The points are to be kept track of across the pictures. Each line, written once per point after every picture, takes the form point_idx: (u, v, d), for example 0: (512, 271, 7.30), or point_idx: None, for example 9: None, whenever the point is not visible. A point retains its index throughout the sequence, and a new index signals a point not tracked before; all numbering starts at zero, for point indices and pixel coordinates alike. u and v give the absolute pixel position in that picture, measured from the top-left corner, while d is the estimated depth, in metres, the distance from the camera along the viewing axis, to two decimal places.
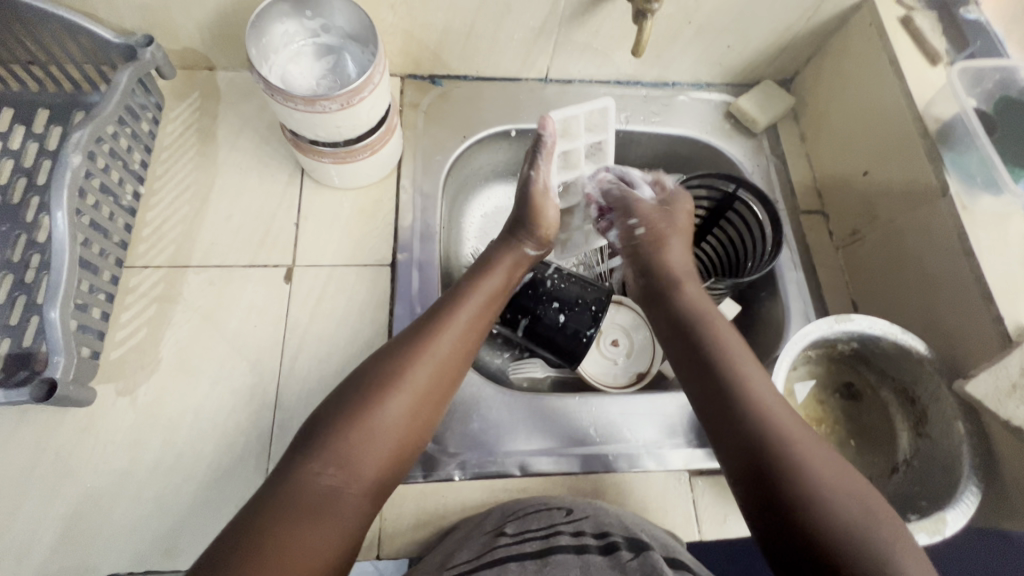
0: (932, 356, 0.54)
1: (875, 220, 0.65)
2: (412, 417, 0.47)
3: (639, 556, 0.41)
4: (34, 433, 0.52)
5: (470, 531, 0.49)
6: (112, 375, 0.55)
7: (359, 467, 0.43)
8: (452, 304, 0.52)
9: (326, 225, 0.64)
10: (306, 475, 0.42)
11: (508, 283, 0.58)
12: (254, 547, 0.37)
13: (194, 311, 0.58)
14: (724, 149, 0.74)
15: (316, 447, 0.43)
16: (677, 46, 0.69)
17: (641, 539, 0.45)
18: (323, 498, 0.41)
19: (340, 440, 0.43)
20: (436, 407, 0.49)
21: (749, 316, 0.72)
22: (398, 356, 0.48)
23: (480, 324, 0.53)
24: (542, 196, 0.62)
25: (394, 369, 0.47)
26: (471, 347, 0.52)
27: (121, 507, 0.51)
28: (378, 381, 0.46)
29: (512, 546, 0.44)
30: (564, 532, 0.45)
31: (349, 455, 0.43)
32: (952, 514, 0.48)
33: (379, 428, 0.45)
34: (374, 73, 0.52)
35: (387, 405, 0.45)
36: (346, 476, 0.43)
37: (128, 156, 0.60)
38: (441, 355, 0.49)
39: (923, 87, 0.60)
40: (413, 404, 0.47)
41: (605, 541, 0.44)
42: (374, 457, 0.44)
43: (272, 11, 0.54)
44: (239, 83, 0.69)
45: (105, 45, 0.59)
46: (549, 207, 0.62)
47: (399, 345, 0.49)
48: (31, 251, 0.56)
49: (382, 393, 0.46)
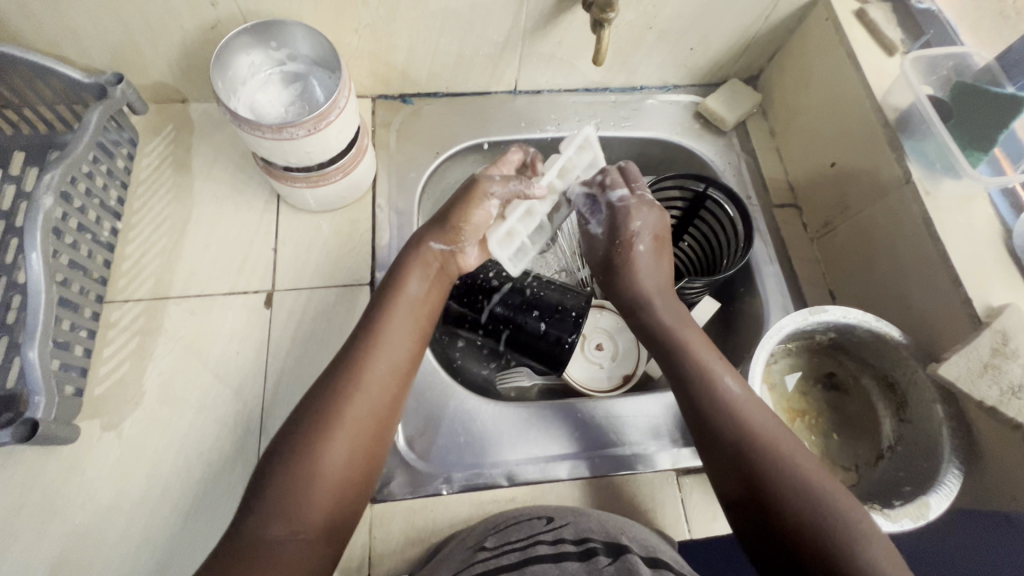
0: (906, 341, 0.55)
1: (845, 210, 0.66)
2: (354, 452, 0.46)
3: (617, 562, 0.43)
4: (20, 473, 0.53)
5: (452, 548, 0.48)
6: (97, 412, 0.55)
7: (306, 513, 0.43)
8: (374, 335, 0.51)
9: (303, 248, 0.65)
10: (254, 533, 0.41)
11: (431, 302, 0.56)
12: None
13: (176, 342, 0.59)
14: (695, 149, 0.75)
15: (260, 503, 0.43)
16: (641, 52, 0.71)
17: (621, 543, 0.46)
18: (274, 552, 0.41)
19: (283, 492, 0.43)
20: (377, 435, 0.48)
21: (729, 312, 0.72)
22: (329, 398, 0.47)
23: (408, 345, 0.52)
24: (479, 198, 0.56)
25: (327, 408, 0.46)
26: (404, 373, 0.51)
27: (110, 541, 0.51)
28: (309, 427, 0.45)
29: (490, 560, 0.44)
30: (543, 541, 0.46)
31: (294, 503, 0.43)
32: (935, 498, 0.48)
33: (320, 470, 0.44)
34: (339, 97, 0.53)
35: (327, 446, 0.45)
36: (294, 523, 0.42)
37: (104, 193, 0.61)
38: (374, 385, 0.49)
39: (881, 77, 0.62)
40: (353, 438, 0.46)
41: (584, 547, 0.45)
42: (320, 496, 0.44)
43: (236, 43, 0.55)
44: (212, 114, 0.70)
45: (76, 86, 0.61)
46: (478, 211, 0.56)
47: (325, 385, 0.48)
48: (12, 292, 0.57)
49: (317, 438, 0.45)
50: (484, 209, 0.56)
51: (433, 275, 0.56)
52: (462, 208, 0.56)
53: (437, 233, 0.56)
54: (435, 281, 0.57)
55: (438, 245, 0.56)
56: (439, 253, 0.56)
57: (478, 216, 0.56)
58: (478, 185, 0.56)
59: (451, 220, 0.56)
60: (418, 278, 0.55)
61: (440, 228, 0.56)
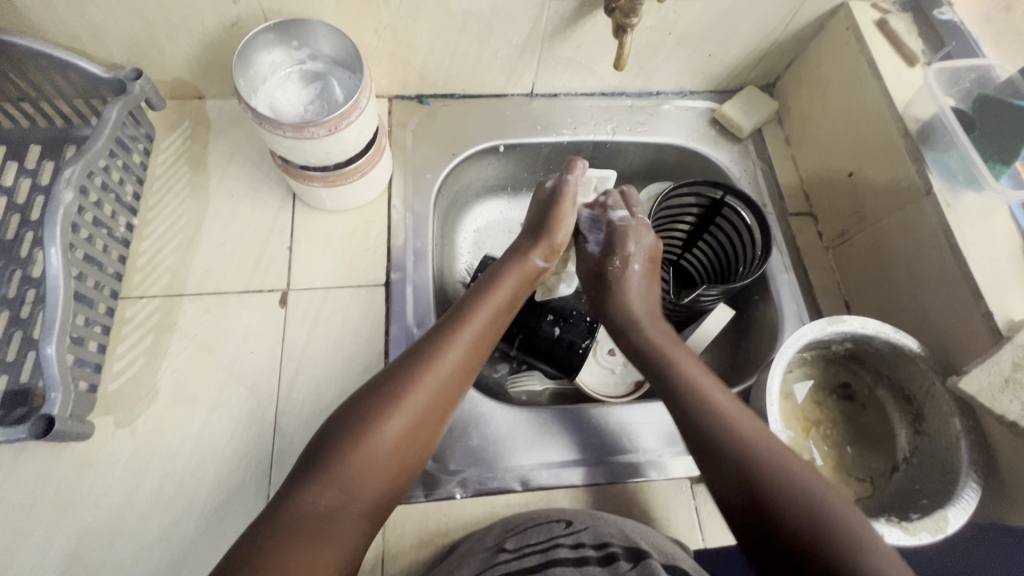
0: (925, 354, 0.54)
1: (861, 220, 0.66)
2: (413, 436, 0.47)
3: (638, 565, 0.43)
4: (31, 469, 0.52)
5: (470, 547, 0.48)
6: (110, 408, 0.55)
7: (358, 489, 0.44)
8: (455, 323, 0.52)
9: (319, 247, 0.65)
10: (308, 499, 0.42)
11: (512, 302, 0.57)
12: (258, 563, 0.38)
13: (191, 340, 0.59)
14: (711, 156, 0.75)
15: (318, 470, 0.43)
16: (660, 57, 0.71)
17: (640, 547, 0.46)
18: (323, 520, 0.42)
19: (342, 461, 0.44)
20: (435, 426, 0.49)
21: (743, 319, 0.72)
22: (405, 371, 0.48)
23: (483, 342, 0.53)
24: (568, 201, 0.61)
25: (399, 383, 0.48)
26: (473, 366, 0.52)
27: (123, 539, 0.51)
28: (380, 399, 0.47)
29: (511, 562, 0.45)
30: (563, 545, 0.47)
31: (350, 475, 0.44)
32: (953, 511, 0.48)
33: (379, 444, 0.45)
34: (360, 98, 0.53)
35: (391, 420, 0.46)
36: (347, 494, 0.43)
37: (120, 189, 0.60)
38: (444, 372, 0.49)
39: (902, 87, 0.62)
40: (416, 420, 0.47)
41: (605, 552, 0.46)
42: (376, 471, 0.45)
43: (258, 40, 0.55)
44: (228, 111, 0.70)
45: (95, 80, 0.61)
46: (567, 215, 0.62)
47: (403, 361, 0.50)
48: (26, 287, 0.57)
49: (386, 410, 0.46)
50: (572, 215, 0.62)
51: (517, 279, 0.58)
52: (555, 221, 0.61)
53: (543, 250, 0.61)
54: (521, 288, 0.58)
55: (540, 261, 0.60)
56: (539, 266, 0.60)
57: (567, 220, 0.61)
58: (565, 190, 0.61)
59: (552, 228, 0.61)
60: (500, 284, 0.57)
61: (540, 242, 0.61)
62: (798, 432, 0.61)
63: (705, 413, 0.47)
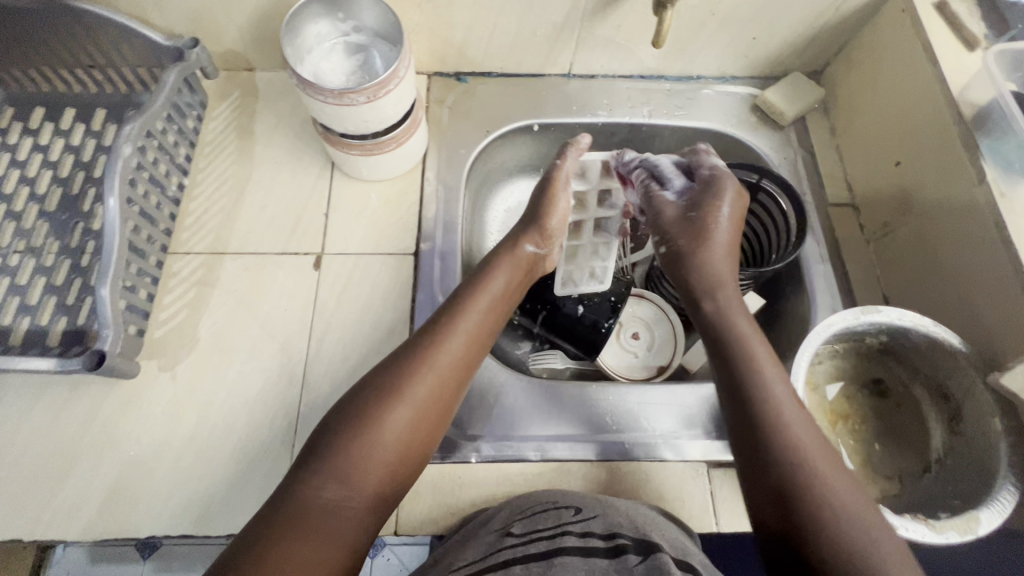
0: (967, 350, 0.52)
1: (906, 211, 0.63)
2: (415, 428, 0.47)
3: (646, 561, 0.42)
4: (82, 403, 0.57)
5: (478, 528, 0.49)
6: (155, 353, 0.59)
7: (360, 483, 0.44)
8: (451, 314, 0.53)
9: (353, 215, 0.67)
10: (310, 491, 0.43)
11: (512, 294, 0.58)
12: (261, 551, 0.39)
13: (230, 295, 0.62)
14: (750, 142, 0.73)
15: (319, 464, 0.44)
16: (702, 39, 0.69)
17: (651, 539, 0.45)
18: (326, 514, 0.42)
19: (343, 454, 0.44)
20: (433, 422, 0.49)
21: (774, 310, 0.71)
22: (404, 365, 0.49)
23: (483, 332, 0.53)
24: (560, 184, 0.61)
25: (396, 378, 0.48)
26: (472, 358, 0.52)
27: (160, 474, 0.54)
28: (379, 391, 0.47)
29: (517, 548, 0.45)
30: (571, 533, 0.46)
31: (352, 469, 0.44)
32: (986, 513, 0.46)
33: (378, 438, 0.45)
34: (398, 68, 0.55)
35: (392, 412, 0.46)
36: (349, 488, 0.44)
37: (173, 151, 0.64)
38: (441, 363, 0.50)
39: (960, 72, 0.58)
40: (415, 415, 0.47)
41: (613, 544, 0.45)
42: (378, 465, 0.45)
43: (305, 11, 0.57)
44: (276, 83, 0.73)
45: (156, 48, 0.64)
46: (561, 198, 0.61)
47: (400, 355, 0.50)
48: (87, 238, 0.62)
49: (386, 403, 0.47)
50: (565, 199, 0.62)
51: (513, 269, 0.58)
52: (548, 201, 0.60)
53: (535, 236, 0.60)
54: (517, 276, 0.58)
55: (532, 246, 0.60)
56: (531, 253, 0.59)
57: (561, 205, 0.61)
58: (555, 175, 0.61)
59: (543, 212, 0.60)
60: (496, 273, 0.57)
61: (533, 225, 0.60)
62: (824, 425, 0.60)
63: (749, 393, 0.46)
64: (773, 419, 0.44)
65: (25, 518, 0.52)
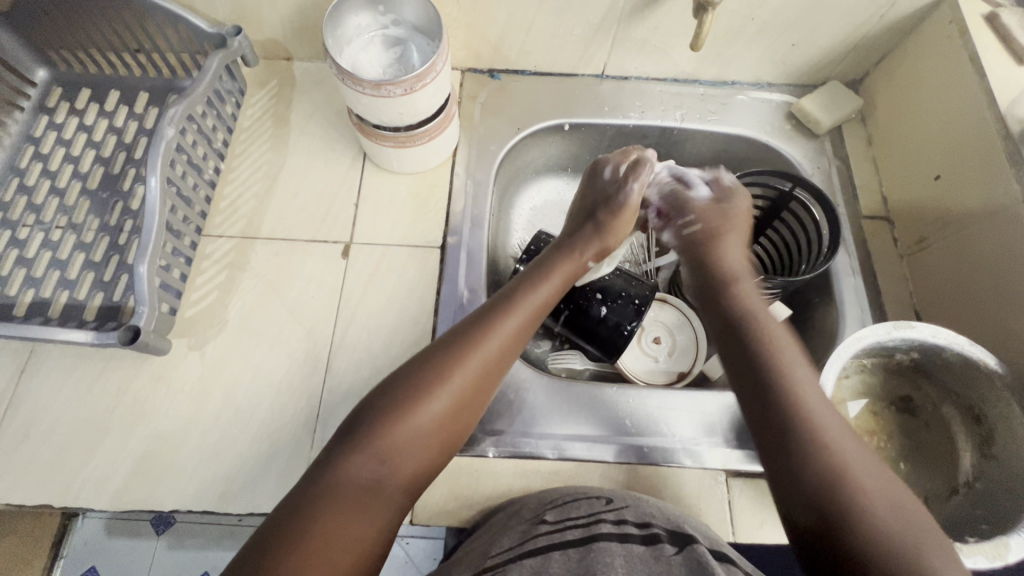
0: (1002, 372, 0.51)
1: (945, 227, 0.62)
2: (452, 417, 0.48)
3: (683, 552, 0.43)
4: (114, 376, 0.58)
5: (508, 519, 0.49)
6: (186, 331, 0.60)
7: (396, 467, 0.45)
8: (500, 310, 0.52)
9: (383, 206, 0.68)
10: (348, 469, 0.43)
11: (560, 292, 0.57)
12: (298, 525, 0.40)
13: (260, 279, 0.63)
14: (784, 150, 0.72)
15: (358, 445, 0.44)
16: (740, 43, 0.69)
17: (685, 531, 0.46)
18: (362, 492, 0.43)
19: (382, 436, 0.45)
20: (469, 415, 0.49)
21: (801, 321, 0.69)
22: (448, 354, 0.49)
23: (528, 330, 0.54)
24: (630, 196, 0.62)
25: (440, 367, 0.48)
26: (515, 353, 0.52)
27: (185, 450, 0.56)
28: (422, 378, 0.48)
29: (554, 534, 0.45)
30: (605, 521, 0.46)
31: (389, 453, 0.45)
32: (1018, 539, 0.45)
33: (416, 426, 0.46)
34: (436, 61, 0.55)
35: (432, 400, 0.47)
36: (385, 470, 0.44)
37: (212, 135, 0.65)
38: (486, 357, 0.50)
39: (1008, 86, 0.57)
40: (454, 405, 0.48)
41: (648, 532, 0.45)
42: (415, 450, 0.46)
43: (347, 3, 0.58)
44: (313, 73, 0.74)
45: (199, 33, 0.65)
46: (629, 208, 0.62)
47: (446, 343, 0.50)
48: (126, 217, 0.64)
49: (426, 390, 0.47)
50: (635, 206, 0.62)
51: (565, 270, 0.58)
52: (615, 209, 0.61)
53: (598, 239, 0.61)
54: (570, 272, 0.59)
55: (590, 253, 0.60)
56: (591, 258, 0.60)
57: (629, 212, 0.62)
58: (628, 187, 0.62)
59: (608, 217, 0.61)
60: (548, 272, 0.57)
61: (599, 229, 0.61)
62: None
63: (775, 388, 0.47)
64: (801, 418, 0.45)
65: (57, 485, 0.54)
